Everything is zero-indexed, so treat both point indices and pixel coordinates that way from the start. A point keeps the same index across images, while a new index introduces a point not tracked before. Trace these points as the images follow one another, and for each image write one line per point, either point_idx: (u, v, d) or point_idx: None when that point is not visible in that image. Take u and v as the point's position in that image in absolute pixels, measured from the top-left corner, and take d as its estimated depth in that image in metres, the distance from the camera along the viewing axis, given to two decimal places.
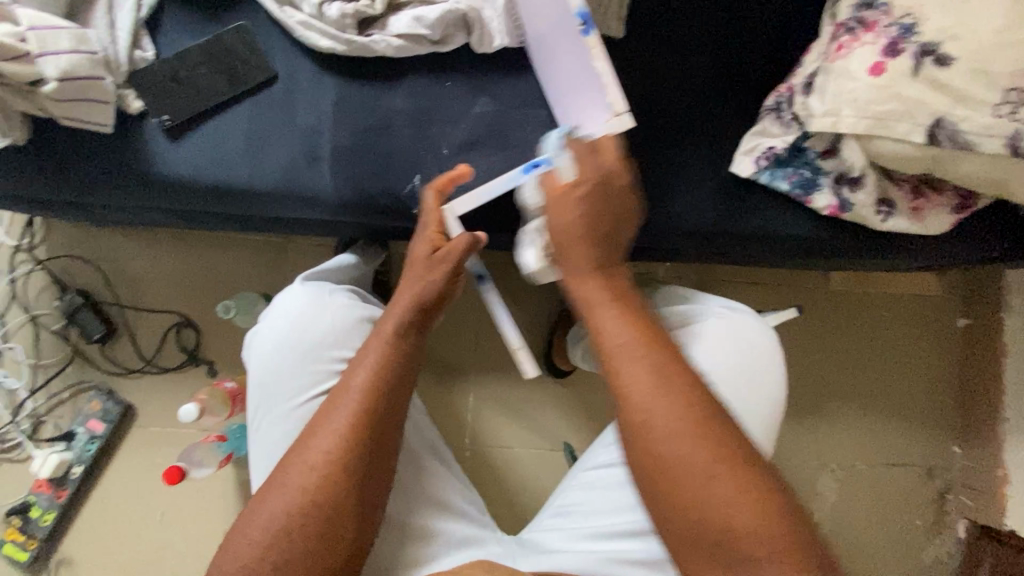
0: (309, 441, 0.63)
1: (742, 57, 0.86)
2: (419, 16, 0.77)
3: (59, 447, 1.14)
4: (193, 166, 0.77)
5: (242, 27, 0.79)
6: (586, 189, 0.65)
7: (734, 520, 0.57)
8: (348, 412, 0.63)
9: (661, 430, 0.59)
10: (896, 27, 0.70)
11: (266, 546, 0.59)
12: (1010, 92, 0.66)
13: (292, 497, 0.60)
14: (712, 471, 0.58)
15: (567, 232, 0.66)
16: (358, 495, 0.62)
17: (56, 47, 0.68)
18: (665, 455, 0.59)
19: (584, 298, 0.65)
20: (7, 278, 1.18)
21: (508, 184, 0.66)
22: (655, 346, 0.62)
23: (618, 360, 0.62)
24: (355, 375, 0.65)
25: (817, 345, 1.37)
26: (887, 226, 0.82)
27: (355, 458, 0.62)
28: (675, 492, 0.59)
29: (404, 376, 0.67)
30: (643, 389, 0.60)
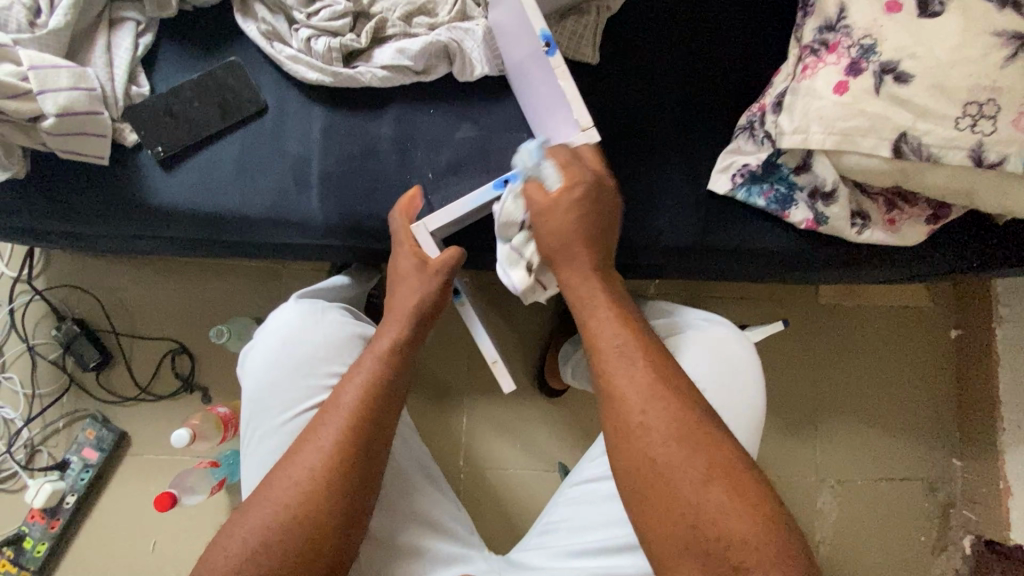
0: (294, 456, 0.64)
1: (714, 80, 0.90)
2: (402, 48, 0.81)
3: (53, 476, 1.14)
4: (184, 194, 0.80)
5: (234, 62, 0.83)
6: (583, 193, 0.70)
7: (726, 526, 0.58)
8: (335, 427, 0.64)
9: (657, 436, 0.62)
10: (857, 48, 0.73)
11: (245, 562, 0.59)
12: (969, 105, 0.69)
13: (273, 512, 0.61)
14: (706, 473, 0.60)
15: (562, 232, 0.70)
16: (340, 510, 0.62)
17: (56, 85, 0.72)
18: (656, 462, 0.61)
19: (589, 298, 0.70)
20: (7, 309, 1.19)
21: (564, 158, 0.71)
22: (642, 352, 0.66)
23: (612, 365, 0.65)
24: (344, 391, 0.66)
25: (812, 356, 1.37)
26: (863, 237, 0.84)
27: (339, 476, 0.62)
28: (664, 505, 0.60)
29: (393, 393, 0.68)
30: (630, 398, 0.63)
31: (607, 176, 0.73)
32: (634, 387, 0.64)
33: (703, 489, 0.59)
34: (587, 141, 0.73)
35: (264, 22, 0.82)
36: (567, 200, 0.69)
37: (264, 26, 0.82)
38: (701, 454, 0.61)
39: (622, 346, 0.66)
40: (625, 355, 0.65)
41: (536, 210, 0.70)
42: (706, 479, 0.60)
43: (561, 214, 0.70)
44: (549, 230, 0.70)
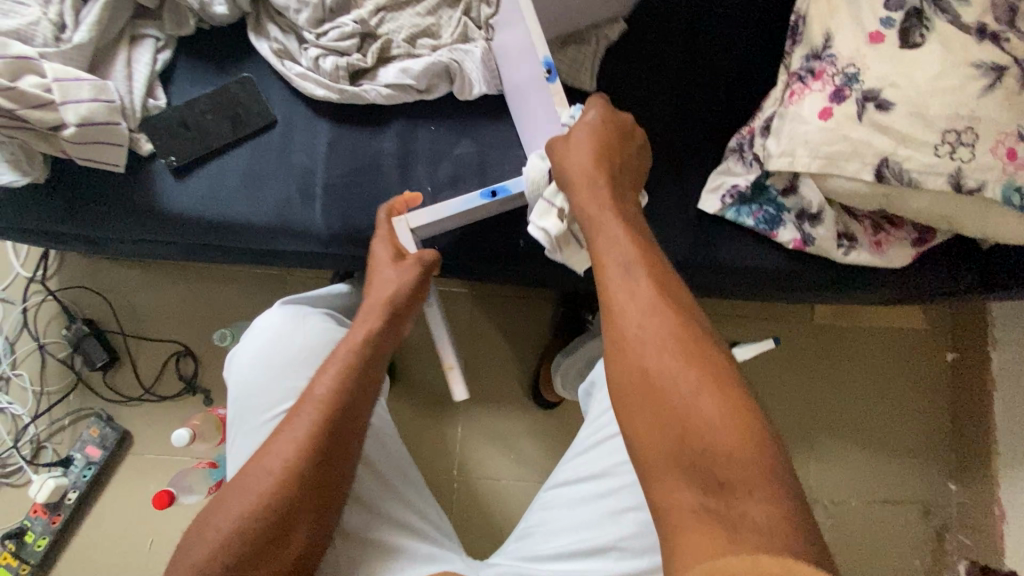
0: (269, 446, 0.66)
1: (706, 104, 0.93)
2: (406, 68, 0.85)
3: (56, 472, 1.17)
4: (194, 201, 0.84)
5: (247, 78, 0.87)
6: (605, 128, 0.72)
7: (719, 444, 0.53)
8: (308, 418, 0.66)
9: (651, 347, 0.58)
10: (841, 76, 0.75)
11: (217, 551, 0.61)
12: (948, 133, 0.71)
13: (246, 501, 0.63)
14: (702, 387, 0.55)
15: (580, 154, 0.70)
16: (313, 499, 0.65)
17: (78, 96, 0.76)
18: (649, 373, 0.57)
19: (597, 213, 0.66)
20: (20, 308, 1.24)
21: (598, 102, 0.73)
22: (644, 266, 0.62)
23: (614, 277, 0.62)
24: (318, 383, 0.68)
25: (807, 375, 1.38)
26: (849, 258, 0.87)
27: (311, 464, 0.65)
28: (654, 419, 0.56)
29: (366, 385, 0.70)
30: (629, 311, 0.60)
31: (624, 120, 0.74)
32: (633, 298, 0.60)
33: (697, 401, 0.55)
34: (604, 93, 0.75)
35: (276, 41, 0.86)
36: (593, 129, 0.71)
37: (276, 45, 0.86)
38: (697, 368, 0.56)
39: (624, 259, 0.63)
40: (626, 266, 0.62)
41: (558, 144, 0.72)
42: (699, 387, 0.55)
43: (585, 138, 0.71)
44: (570, 156, 0.70)
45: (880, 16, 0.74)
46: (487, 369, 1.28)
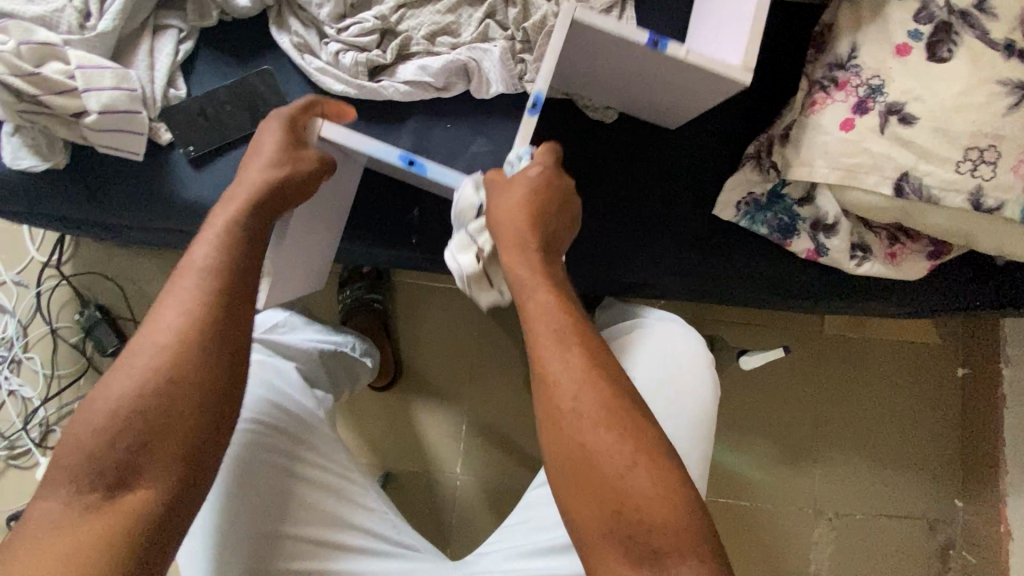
0: (153, 318, 0.61)
1: (724, 110, 0.92)
2: (424, 65, 0.85)
3: (64, 455, 1.19)
4: (210, 192, 0.84)
5: (267, 70, 0.86)
6: (541, 188, 0.68)
7: (656, 516, 0.56)
8: (167, 319, 0.60)
9: (587, 419, 0.59)
10: (865, 87, 0.75)
11: (80, 469, 0.55)
12: (970, 150, 0.71)
13: (106, 414, 0.57)
14: (637, 462, 0.58)
15: (512, 215, 0.67)
16: (184, 399, 0.58)
17: (101, 84, 0.77)
18: (588, 448, 0.58)
19: (528, 275, 0.65)
20: (34, 291, 1.25)
21: (545, 160, 0.71)
22: (575, 335, 0.62)
23: (551, 350, 0.61)
24: (180, 283, 0.62)
25: (813, 387, 1.37)
26: (863, 269, 0.86)
27: (199, 317, 0.60)
28: (591, 492, 0.58)
29: (233, 274, 0.64)
30: (563, 382, 0.60)
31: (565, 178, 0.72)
32: (568, 370, 0.61)
33: (631, 475, 0.57)
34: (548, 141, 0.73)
35: (297, 35, 0.86)
36: (528, 189, 0.68)
37: (297, 39, 0.86)
38: (631, 442, 0.58)
39: (554, 329, 0.62)
40: (560, 338, 0.62)
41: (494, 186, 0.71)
42: (635, 462, 0.58)
43: (518, 197, 0.67)
44: (502, 202, 0.68)
45: (908, 28, 0.73)
46: (488, 368, 1.29)
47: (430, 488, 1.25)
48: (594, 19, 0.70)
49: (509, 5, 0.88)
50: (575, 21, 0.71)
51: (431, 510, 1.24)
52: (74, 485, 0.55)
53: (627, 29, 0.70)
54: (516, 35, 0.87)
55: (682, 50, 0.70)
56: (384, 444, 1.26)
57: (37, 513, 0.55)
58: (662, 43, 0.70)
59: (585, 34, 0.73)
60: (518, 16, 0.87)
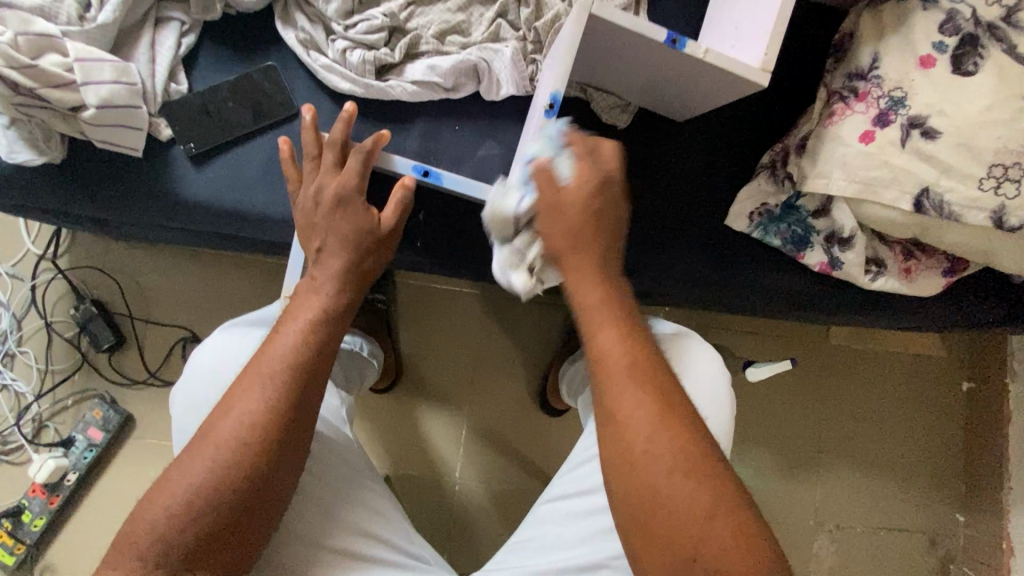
0: (243, 378, 0.65)
1: (739, 117, 0.90)
2: (434, 65, 0.83)
3: (56, 452, 1.17)
4: (211, 190, 0.82)
5: (271, 67, 0.84)
6: (588, 193, 0.65)
7: (730, 569, 0.55)
8: (254, 400, 0.63)
9: (659, 463, 0.58)
10: (886, 99, 0.73)
11: (153, 538, 0.59)
12: (995, 167, 0.69)
13: (186, 486, 0.60)
14: (715, 511, 0.57)
15: (564, 230, 0.66)
16: (258, 488, 0.62)
17: (99, 77, 0.74)
18: (663, 498, 0.58)
19: (591, 309, 0.64)
20: (29, 285, 1.23)
21: (581, 152, 0.67)
22: (648, 375, 0.61)
23: (619, 392, 0.60)
24: (268, 363, 0.64)
25: (818, 399, 1.36)
26: (877, 284, 0.84)
27: (286, 391, 0.63)
28: (664, 537, 0.58)
29: (320, 362, 0.66)
30: (634, 424, 0.59)
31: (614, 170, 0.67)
32: (639, 409, 0.59)
33: (710, 522, 0.57)
34: (613, 141, 0.68)
35: (303, 30, 0.83)
36: (573, 198, 0.66)
37: (303, 35, 0.83)
38: (708, 491, 0.57)
39: (622, 368, 0.61)
40: (629, 382, 0.60)
41: (541, 208, 0.66)
42: (713, 512, 0.57)
43: (567, 207, 0.66)
44: (559, 220, 0.66)
45: (933, 40, 0.71)
46: (489, 371, 1.28)
47: (431, 493, 1.23)
48: (611, 13, 0.67)
49: (521, 4, 0.85)
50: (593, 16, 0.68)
51: (431, 515, 1.23)
52: (147, 555, 0.58)
53: (644, 25, 0.68)
54: (528, 35, 0.85)
55: (700, 48, 0.68)
56: (385, 447, 1.24)
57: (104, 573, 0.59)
58: (681, 42, 0.68)
59: (601, 31, 0.71)
60: (530, 16, 0.84)
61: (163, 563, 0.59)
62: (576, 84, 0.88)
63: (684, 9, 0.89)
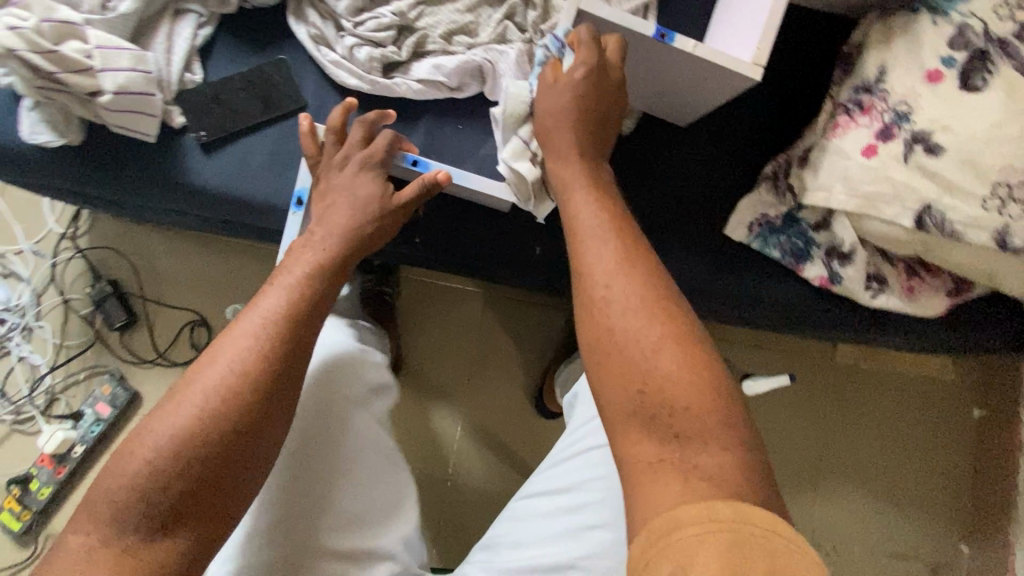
0: (237, 322, 0.66)
1: (745, 126, 0.89)
2: (439, 64, 0.84)
3: (66, 425, 1.21)
4: (219, 178, 0.85)
5: (282, 60, 0.86)
6: (585, 73, 0.67)
7: (681, 397, 0.52)
8: (247, 344, 0.63)
9: (617, 306, 0.56)
10: (891, 113, 0.71)
11: (133, 491, 0.56)
12: (999, 187, 0.68)
13: (171, 432, 0.58)
14: (663, 344, 0.54)
15: (556, 113, 0.68)
16: (245, 435, 0.61)
17: (117, 65, 0.77)
18: (616, 333, 0.55)
19: (569, 180, 0.67)
20: (50, 261, 1.28)
21: (580, 32, 0.68)
22: (617, 231, 0.61)
23: (586, 242, 0.61)
24: (261, 313, 0.65)
25: (819, 416, 1.33)
26: (877, 302, 0.83)
27: (279, 331, 0.64)
28: (616, 364, 0.55)
29: (312, 313, 0.68)
30: (595, 270, 0.59)
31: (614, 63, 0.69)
32: (602, 258, 0.59)
33: (657, 356, 0.53)
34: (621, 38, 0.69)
35: (314, 26, 0.85)
36: (566, 77, 0.68)
37: (313, 30, 0.85)
38: (660, 328, 0.54)
39: (590, 227, 0.62)
40: (594, 236, 0.61)
41: (543, 86, 0.70)
42: (658, 345, 0.54)
43: (563, 85, 0.68)
44: (547, 107, 0.69)
45: (941, 53, 0.70)
46: (489, 371, 1.28)
47: (426, 486, 1.24)
48: (595, 6, 0.70)
49: (529, 7, 0.86)
50: (581, 11, 0.71)
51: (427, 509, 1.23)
52: (123, 510, 0.56)
53: (632, 16, 0.69)
54: (534, 38, 0.86)
55: (689, 43, 0.67)
56: None
57: (77, 534, 0.56)
58: (670, 36, 0.68)
59: (595, 22, 0.71)
60: (536, 19, 0.85)
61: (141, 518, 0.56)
62: None
63: (694, 16, 0.88)
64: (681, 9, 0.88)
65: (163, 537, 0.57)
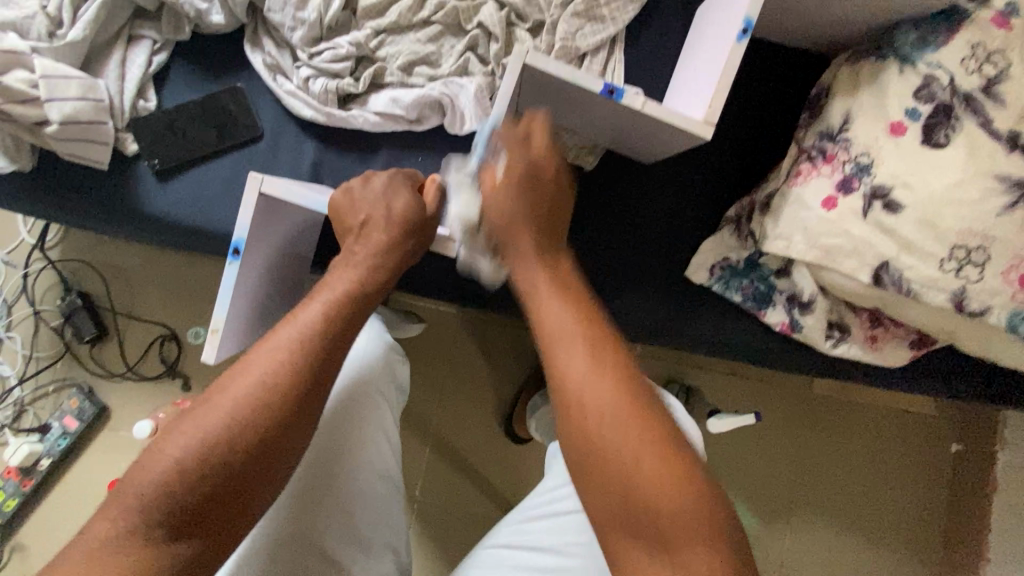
0: (262, 344, 0.58)
1: (714, 164, 0.87)
2: (396, 97, 0.82)
3: (32, 438, 1.21)
4: (173, 207, 0.83)
5: (238, 88, 0.84)
6: (521, 182, 0.63)
7: (666, 517, 0.49)
8: (278, 356, 0.57)
9: (600, 420, 0.51)
10: (852, 164, 0.69)
11: (158, 494, 0.51)
12: (958, 248, 0.65)
13: (182, 456, 0.52)
14: (663, 477, 0.50)
15: (506, 223, 0.63)
16: (272, 449, 0.55)
17: (64, 94, 0.76)
18: (609, 460, 0.51)
19: (534, 281, 0.59)
20: (20, 273, 1.27)
21: (511, 140, 0.65)
22: (585, 328, 0.55)
23: (553, 348, 0.55)
24: (289, 338, 0.58)
25: (797, 445, 1.31)
26: (838, 351, 0.81)
27: (304, 364, 0.57)
28: (606, 483, 0.51)
29: (353, 329, 0.62)
30: (571, 383, 0.53)
31: (546, 156, 0.65)
32: (575, 367, 0.53)
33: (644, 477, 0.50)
34: (542, 121, 0.66)
35: (271, 55, 0.84)
36: (506, 186, 0.63)
37: (270, 60, 0.84)
38: (657, 458, 0.50)
39: (555, 328, 0.55)
40: (560, 342, 0.55)
41: (484, 196, 0.65)
42: (643, 462, 0.50)
43: (502, 197, 0.63)
44: (497, 213, 0.63)
45: (906, 105, 0.68)
46: (460, 394, 1.26)
47: None
48: (544, 62, 0.65)
49: (491, 39, 0.84)
50: (526, 65, 0.66)
51: None
52: (149, 511, 0.50)
53: (580, 74, 0.65)
54: (496, 70, 0.83)
55: (638, 100, 0.64)
56: None
57: (100, 526, 0.50)
58: (618, 93, 0.65)
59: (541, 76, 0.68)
60: (499, 51, 0.83)
61: (133, 548, 0.49)
62: None
63: (661, 51, 0.86)
64: (649, 43, 0.86)
65: (181, 542, 0.51)
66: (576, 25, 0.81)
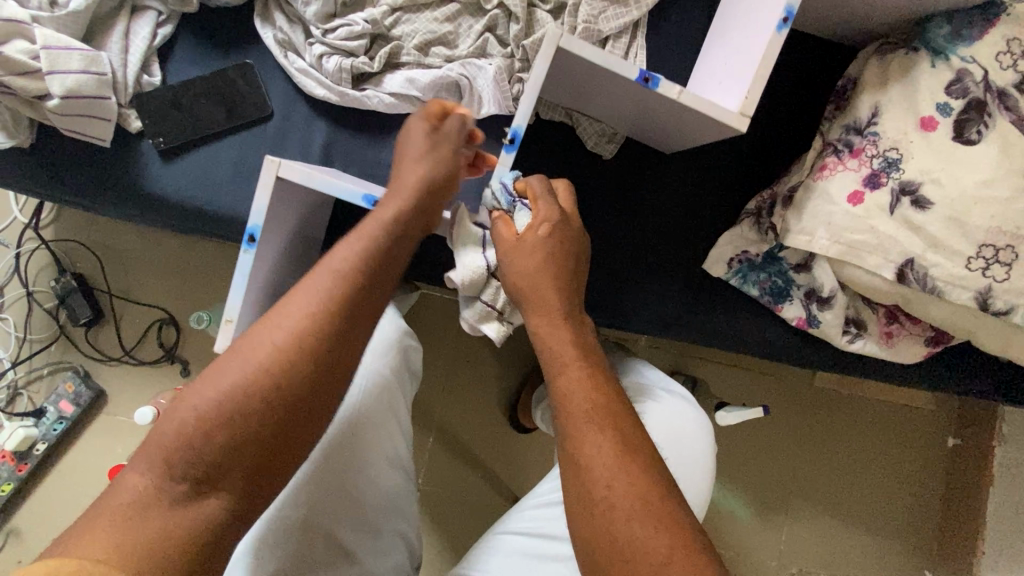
0: (299, 283, 0.56)
1: (733, 155, 0.86)
2: (412, 78, 0.79)
3: (27, 422, 1.19)
4: (178, 186, 0.80)
5: (247, 65, 0.81)
6: (549, 232, 0.63)
7: None
8: (301, 314, 0.54)
9: (623, 511, 0.52)
10: (880, 159, 0.68)
11: (176, 445, 0.50)
12: (985, 248, 0.66)
13: (221, 390, 0.51)
14: (674, 556, 0.50)
15: (534, 274, 0.62)
16: (289, 408, 0.52)
17: (67, 66, 0.72)
18: (621, 542, 0.52)
19: (559, 352, 0.62)
20: (13, 252, 1.23)
21: (533, 189, 0.65)
22: (605, 408, 0.58)
23: (582, 427, 0.57)
24: (328, 275, 0.56)
25: (808, 435, 1.31)
26: (853, 346, 0.81)
27: (343, 304, 0.55)
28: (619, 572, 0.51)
29: (374, 284, 0.57)
30: (594, 466, 0.55)
31: (570, 211, 0.66)
32: (602, 452, 0.55)
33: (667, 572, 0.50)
34: (565, 181, 0.68)
35: (281, 31, 0.81)
36: (534, 237, 0.63)
37: (281, 35, 0.81)
38: (668, 537, 0.51)
39: (583, 413, 0.58)
40: (588, 429, 0.57)
41: (504, 248, 0.64)
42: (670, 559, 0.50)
43: (531, 246, 0.62)
44: (517, 271, 0.62)
45: (938, 100, 0.66)
46: (463, 385, 1.23)
47: None
48: (579, 46, 0.62)
49: (511, 19, 0.81)
50: (561, 49, 0.63)
51: None
52: (167, 462, 0.49)
53: (614, 61, 0.63)
54: (516, 52, 0.80)
55: (674, 89, 0.63)
56: None
57: (127, 478, 0.49)
58: (654, 81, 0.63)
59: (570, 61, 0.65)
60: (519, 32, 0.80)
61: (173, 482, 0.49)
62: (561, 107, 0.83)
63: (683, 38, 0.84)
64: (671, 28, 0.84)
65: (203, 497, 0.50)
66: (599, 7, 0.79)
